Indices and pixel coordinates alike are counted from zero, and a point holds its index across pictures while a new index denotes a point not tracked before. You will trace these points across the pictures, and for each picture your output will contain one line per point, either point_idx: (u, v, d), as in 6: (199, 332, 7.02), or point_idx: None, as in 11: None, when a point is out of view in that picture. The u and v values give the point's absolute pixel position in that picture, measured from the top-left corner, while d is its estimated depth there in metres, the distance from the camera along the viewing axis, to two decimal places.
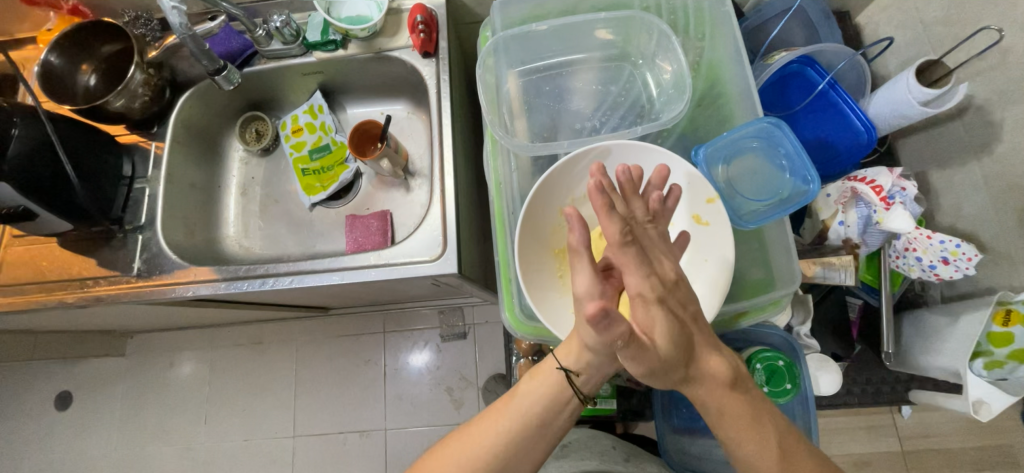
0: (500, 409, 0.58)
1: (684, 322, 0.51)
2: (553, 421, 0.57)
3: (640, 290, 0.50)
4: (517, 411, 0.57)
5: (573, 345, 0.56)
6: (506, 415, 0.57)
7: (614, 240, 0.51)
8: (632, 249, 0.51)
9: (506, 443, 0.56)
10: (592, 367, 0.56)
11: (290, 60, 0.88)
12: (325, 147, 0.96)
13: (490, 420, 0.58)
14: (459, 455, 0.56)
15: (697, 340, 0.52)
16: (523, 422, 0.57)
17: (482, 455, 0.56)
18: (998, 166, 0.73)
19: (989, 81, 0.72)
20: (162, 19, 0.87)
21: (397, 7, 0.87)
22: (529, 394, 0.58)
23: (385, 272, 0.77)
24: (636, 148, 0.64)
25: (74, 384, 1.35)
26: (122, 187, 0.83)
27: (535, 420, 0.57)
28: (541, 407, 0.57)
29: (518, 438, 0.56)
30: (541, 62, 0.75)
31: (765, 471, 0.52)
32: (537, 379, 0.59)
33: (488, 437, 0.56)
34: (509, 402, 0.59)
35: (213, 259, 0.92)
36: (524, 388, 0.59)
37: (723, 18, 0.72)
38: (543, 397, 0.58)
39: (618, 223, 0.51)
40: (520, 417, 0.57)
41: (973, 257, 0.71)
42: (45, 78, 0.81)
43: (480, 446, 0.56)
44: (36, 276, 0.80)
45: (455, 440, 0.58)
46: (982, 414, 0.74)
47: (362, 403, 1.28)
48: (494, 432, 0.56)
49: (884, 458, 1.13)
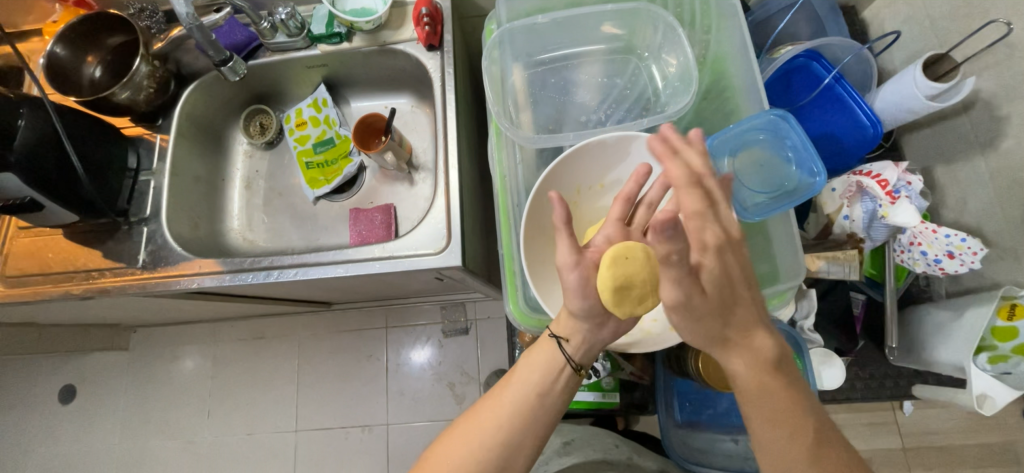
0: (501, 386, 0.60)
1: (735, 279, 0.51)
2: (551, 389, 0.58)
3: (699, 237, 0.50)
4: (517, 384, 0.58)
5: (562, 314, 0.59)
6: (508, 389, 0.58)
7: (677, 183, 0.51)
8: (697, 195, 0.51)
9: (508, 416, 0.56)
10: (578, 332, 0.57)
11: (294, 53, 0.88)
12: (328, 141, 0.96)
13: (492, 398, 0.59)
14: (465, 434, 0.57)
15: (741, 309, 0.52)
16: (523, 392, 0.57)
17: (486, 431, 0.56)
18: (1005, 161, 0.73)
19: (996, 76, 0.72)
20: (167, 12, 0.87)
21: (402, 0, 0.87)
22: (527, 366, 0.59)
23: (389, 264, 0.77)
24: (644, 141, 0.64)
25: (78, 378, 1.35)
26: (127, 180, 0.83)
27: (537, 391, 0.57)
28: (540, 378, 0.58)
29: (520, 410, 0.56)
30: (546, 55, 0.75)
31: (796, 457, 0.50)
32: (534, 351, 0.60)
33: (490, 414, 0.57)
34: (509, 378, 0.60)
35: (217, 252, 0.92)
36: (522, 364, 0.60)
37: (730, 10, 0.72)
38: (541, 368, 0.58)
39: (681, 167, 0.51)
40: (518, 389, 0.58)
41: (978, 251, 0.70)
42: (51, 70, 0.82)
43: (483, 422, 0.57)
44: (41, 268, 0.80)
45: (460, 425, 0.58)
46: (986, 409, 0.72)
47: (364, 398, 1.28)
48: (497, 407, 0.57)
49: (886, 455, 1.13)
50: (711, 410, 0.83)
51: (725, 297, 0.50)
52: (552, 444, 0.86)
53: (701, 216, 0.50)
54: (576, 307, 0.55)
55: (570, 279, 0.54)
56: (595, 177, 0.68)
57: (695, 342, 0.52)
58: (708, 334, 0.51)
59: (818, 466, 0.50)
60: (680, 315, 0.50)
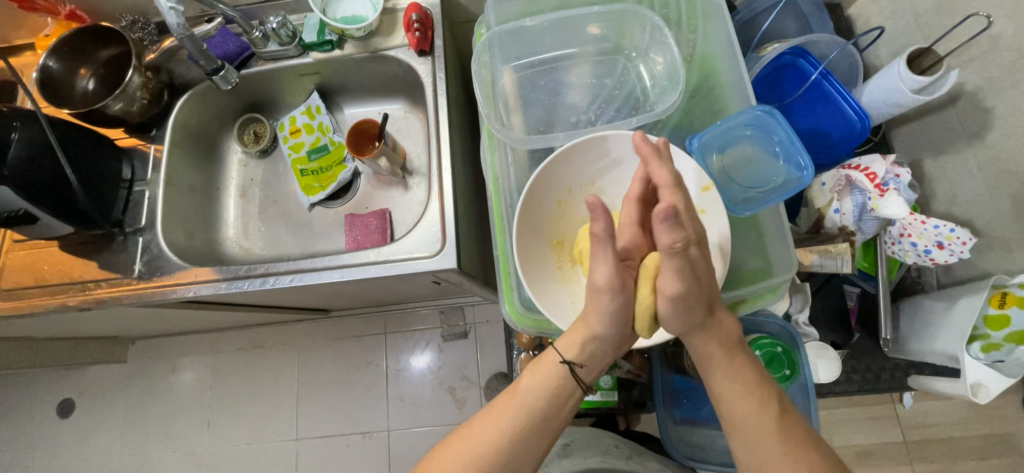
0: (499, 403, 0.59)
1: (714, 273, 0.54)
2: (555, 412, 0.58)
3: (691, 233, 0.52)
4: (519, 407, 0.57)
5: (575, 337, 0.58)
6: (510, 411, 0.57)
7: (664, 184, 0.52)
8: (680, 196, 0.52)
9: (512, 440, 0.56)
10: (594, 358, 0.58)
11: (286, 61, 0.89)
12: (323, 148, 0.96)
13: (491, 417, 0.58)
14: (464, 454, 0.56)
15: (718, 299, 0.55)
16: (526, 417, 0.57)
17: (487, 454, 0.55)
18: (992, 151, 0.74)
19: (980, 68, 0.73)
20: (159, 23, 0.88)
21: (392, 7, 0.88)
22: (530, 389, 0.58)
23: (385, 268, 0.77)
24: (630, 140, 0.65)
25: (76, 392, 1.35)
26: (122, 191, 0.84)
27: (542, 415, 0.57)
28: (546, 402, 0.58)
29: (524, 434, 0.56)
30: (536, 57, 0.76)
31: (764, 429, 0.52)
32: (538, 374, 0.59)
33: (491, 436, 0.56)
34: (510, 398, 0.59)
35: (213, 261, 0.92)
36: (525, 383, 0.59)
37: (716, 10, 0.73)
38: (546, 393, 0.58)
39: (666, 170, 0.53)
40: (521, 412, 0.57)
41: (968, 241, 0.71)
42: (44, 83, 0.82)
43: (483, 444, 0.56)
44: (38, 280, 0.81)
45: (456, 441, 0.58)
46: (980, 397, 0.76)
47: (364, 404, 1.28)
48: (498, 429, 0.56)
49: (887, 448, 1.14)
50: (709, 407, 0.83)
51: (712, 288, 0.54)
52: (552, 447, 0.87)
53: (693, 215, 0.52)
54: (604, 331, 0.56)
55: (608, 303, 0.54)
56: (586, 177, 0.68)
57: (680, 329, 0.54)
58: (692, 322, 0.54)
59: (786, 440, 0.52)
60: (677, 303, 0.52)
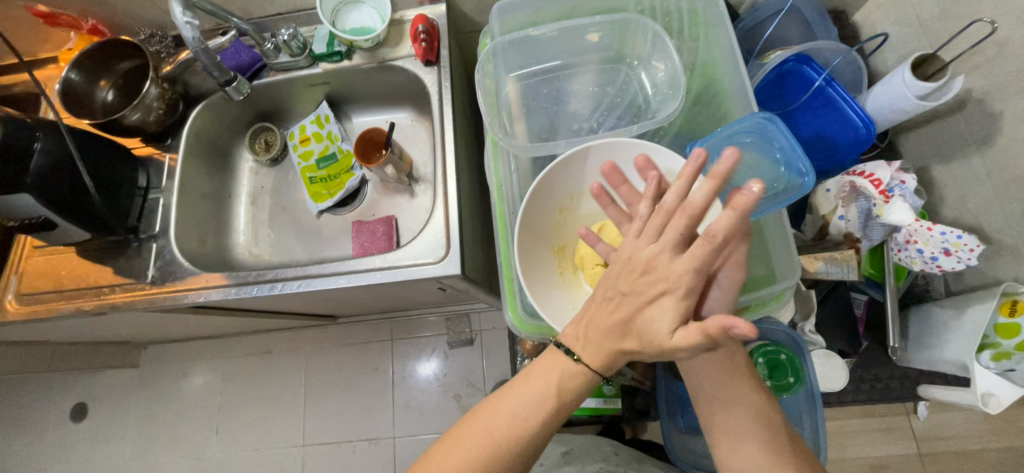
0: (511, 390, 0.55)
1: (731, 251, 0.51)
2: (572, 402, 0.54)
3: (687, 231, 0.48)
4: (546, 409, 0.53)
5: (618, 361, 0.52)
6: (540, 413, 0.53)
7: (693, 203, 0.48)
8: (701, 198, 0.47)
9: (528, 434, 0.53)
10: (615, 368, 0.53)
11: (297, 72, 0.91)
12: (331, 156, 0.98)
13: (513, 414, 0.54)
14: (475, 446, 0.53)
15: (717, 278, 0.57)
16: (554, 417, 0.54)
17: (501, 448, 0.53)
18: (1000, 158, 0.73)
19: (986, 74, 0.73)
20: (176, 36, 0.91)
21: (399, 19, 0.90)
22: (566, 393, 0.54)
23: (390, 274, 0.78)
24: (630, 145, 0.65)
25: (89, 396, 1.38)
26: (137, 198, 0.86)
27: (560, 405, 0.54)
28: (569, 397, 0.54)
29: (542, 427, 0.53)
30: (539, 66, 0.77)
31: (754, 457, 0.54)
32: (572, 377, 0.53)
33: (512, 432, 0.53)
34: (541, 399, 0.54)
35: (224, 266, 0.95)
36: (556, 387, 0.54)
37: (717, 18, 0.74)
38: (577, 394, 0.54)
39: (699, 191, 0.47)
40: (549, 414, 0.53)
41: (975, 248, 0.70)
42: (66, 95, 0.85)
43: (503, 442, 0.53)
44: (55, 285, 0.83)
45: (472, 431, 0.54)
46: (991, 407, 0.74)
47: (371, 410, 1.29)
48: (522, 429, 0.53)
49: (901, 461, 1.11)
50: None
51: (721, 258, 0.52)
52: (553, 455, 0.85)
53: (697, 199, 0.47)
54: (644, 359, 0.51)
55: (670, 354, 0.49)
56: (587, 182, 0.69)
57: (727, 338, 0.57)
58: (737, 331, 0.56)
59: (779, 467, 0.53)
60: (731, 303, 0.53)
